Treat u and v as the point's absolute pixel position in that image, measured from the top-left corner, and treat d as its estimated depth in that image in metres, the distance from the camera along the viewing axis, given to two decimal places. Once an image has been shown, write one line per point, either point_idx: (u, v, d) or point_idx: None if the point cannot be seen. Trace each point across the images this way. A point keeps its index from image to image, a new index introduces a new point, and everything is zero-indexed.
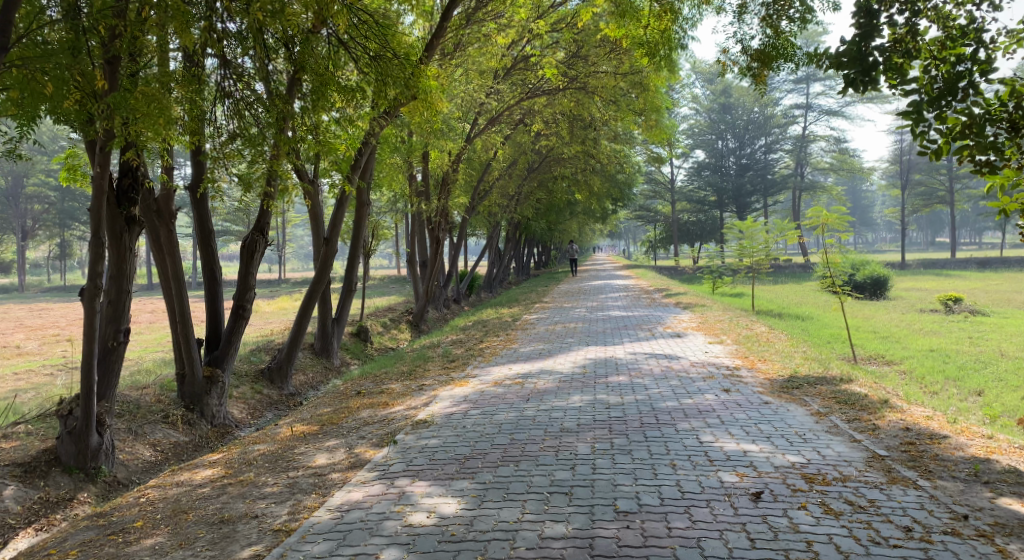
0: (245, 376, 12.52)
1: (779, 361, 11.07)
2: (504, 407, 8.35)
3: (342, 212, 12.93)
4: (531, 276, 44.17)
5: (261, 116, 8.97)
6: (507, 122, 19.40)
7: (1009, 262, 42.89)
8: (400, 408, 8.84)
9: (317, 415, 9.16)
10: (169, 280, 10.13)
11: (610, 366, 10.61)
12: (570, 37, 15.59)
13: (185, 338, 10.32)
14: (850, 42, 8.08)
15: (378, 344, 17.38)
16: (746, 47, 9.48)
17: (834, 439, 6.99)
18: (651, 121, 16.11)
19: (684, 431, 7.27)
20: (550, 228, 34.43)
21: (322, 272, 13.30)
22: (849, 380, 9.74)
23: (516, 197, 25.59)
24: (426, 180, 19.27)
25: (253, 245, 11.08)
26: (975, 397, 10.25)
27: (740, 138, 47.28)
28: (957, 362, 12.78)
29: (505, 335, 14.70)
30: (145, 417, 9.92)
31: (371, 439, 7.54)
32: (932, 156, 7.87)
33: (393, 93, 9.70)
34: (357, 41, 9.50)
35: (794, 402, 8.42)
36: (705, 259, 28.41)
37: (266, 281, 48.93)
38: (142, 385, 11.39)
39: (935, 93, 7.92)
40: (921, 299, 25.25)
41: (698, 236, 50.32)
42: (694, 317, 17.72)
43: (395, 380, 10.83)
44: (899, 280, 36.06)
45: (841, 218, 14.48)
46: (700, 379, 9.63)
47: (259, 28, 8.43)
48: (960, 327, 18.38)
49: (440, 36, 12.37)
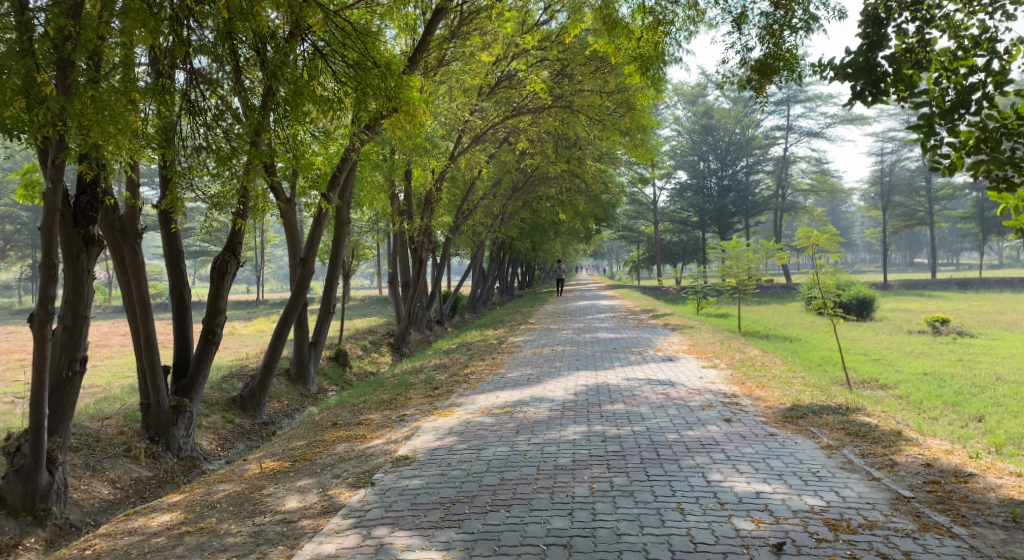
0: (216, 404, 11.86)
1: (778, 388, 10.52)
2: (493, 440, 7.76)
3: (320, 231, 12.33)
4: (515, 296, 43.60)
5: (231, 134, 8.35)
6: (491, 140, 18.96)
7: (990, 282, 42.82)
8: (379, 441, 8.22)
9: (289, 450, 8.52)
10: (133, 304, 9.49)
11: (602, 393, 10.03)
12: (556, 55, 15.08)
13: (151, 365, 9.66)
14: (858, 52, 7.57)
15: (357, 368, 16.73)
16: (746, 58, 9.03)
17: (851, 477, 6.46)
18: (637, 140, 15.44)
19: (688, 467, 6.72)
20: (533, 248, 33.89)
21: (298, 293, 12.68)
22: (853, 408, 9.22)
23: (500, 217, 25.06)
24: (409, 199, 18.74)
25: (224, 266, 10.42)
26: (979, 423, 9.77)
27: (722, 159, 46.72)
28: (955, 385, 12.32)
29: (491, 359, 14.09)
30: (105, 451, 9.26)
31: (347, 478, 6.92)
32: (945, 172, 7.36)
33: (374, 106, 9.14)
34: (336, 52, 8.96)
35: (802, 434, 7.88)
36: (690, 278, 27.98)
37: (244, 303, 47.98)
38: (105, 415, 10.68)
39: (948, 106, 7.42)
40: (907, 320, 24.87)
41: (681, 256, 50.72)
42: (683, 338, 17.21)
43: (375, 409, 10.20)
44: (884, 300, 35.78)
45: (833, 237, 13.97)
46: (699, 408, 9.07)
47: (228, 31, 7.84)
48: (951, 349, 17.97)
49: (423, 50, 11.93)
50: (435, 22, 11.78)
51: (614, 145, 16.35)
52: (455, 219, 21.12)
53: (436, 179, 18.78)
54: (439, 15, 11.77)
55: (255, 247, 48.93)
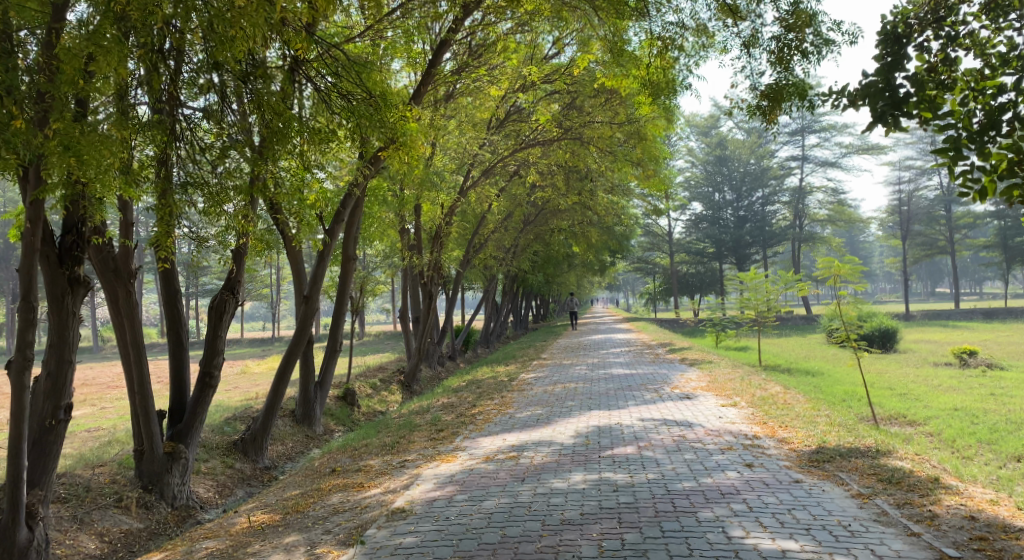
0: (215, 448, 11.41)
1: (802, 428, 9.95)
2: (496, 490, 7.26)
3: (324, 267, 11.92)
4: (529, 329, 43.09)
5: (222, 169, 8.02)
6: (502, 174, 18.60)
7: (1016, 312, 41.94)
8: (375, 491, 7.75)
9: (283, 501, 8.05)
10: (127, 347, 9.07)
11: (615, 436, 9.51)
12: (564, 87, 14.56)
13: (145, 410, 9.25)
14: (876, 73, 7.12)
15: (366, 408, 16.25)
16: (757, 83, 8.60)
17: (888, 532, 5.93)
18: (649, 171, 14.87)
19: (707, 521, 6.20)
20: (547, 281, 33.47)
21: (302, 330, 12.19)
22: (884, 451, 8.62)
23: (513, 250, 24.64)
24: (418, 235, 18.38)
25: (222, 305, 10.05)
26: (1017, 464, 9.18)
27: (737, 191, 46.57)
28: (988, 421, 11.69)
29: (500, 398, 13.53)
30: (94, 502, 8.82)
31: (338, 535, 6.47)
32: (976, 199, 6.85)
33: (371, 137, 8.62)
34: (330, 80, 8.53)
35: (830, 481, 7.33)
36: (707, 311, 27.40)
37: (260, 341, 47.79)
38: (98, 462, 10.27)
39: (977, 127, 6.93)
40: (933, 352, 24.14)
41: (698, 287, 49.31)
42: (701, 374, 16.66)
43: (377, 454, 9.71)
44: (907, 332, 34.99)
45: (854, 266, 13.41)
46: (718, 452, 8.53)
47: (216, 62, 7.51)
48: (980, 382, 17.28)
49: (429, 83, 11.55)
50: (441, 54, 11.43)
51: (626, 176, 15.86)
52: (466, 253, 20.74)
53: (447, 213, 18.43)
54: (444, 46, 11.41)
55: (270, 283, 48.73)
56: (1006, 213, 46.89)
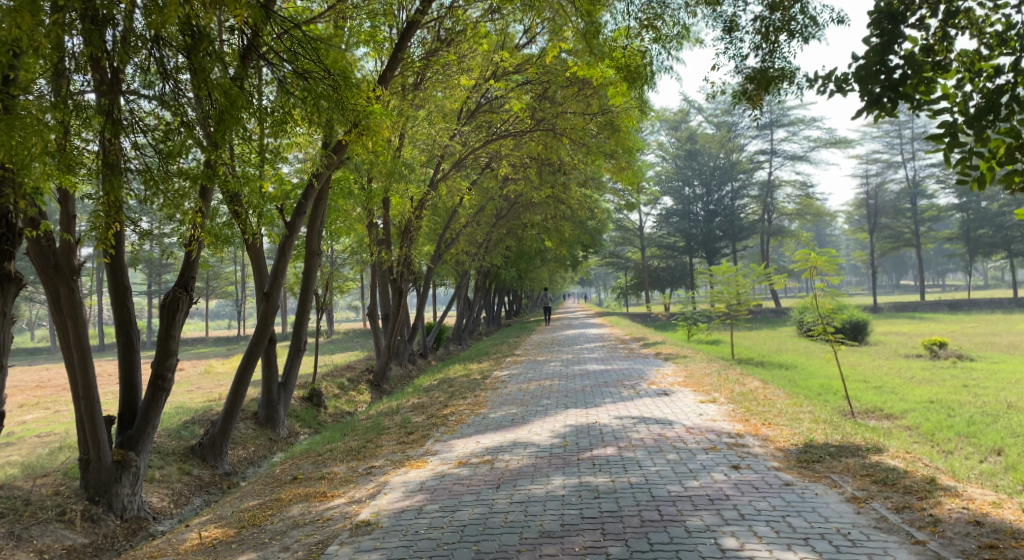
0: (171, 454, 10.80)
1: (786, 426, 9.53)
2: (469, 499, 6.77)
3: (285, 261, 11.30)
4: (500, 325, 42.54)
5: (169, 156, 7.38)
6: (473, 166, 18.06)
7: (979, 304, 42.25)
8: (340, 501, 7.24)
9: (239, 513, 7.51)
10: (70, 348, 8.44)
11: (593, 436, 9.03)
12: (535, 73, 14.05)
13: (90, 417, 8.63)
14: (868, 54, 6.57)
15: (333, 408, 15.68)
16: (741, 66, 8.13)
17: (890, 541, 5.65)
18: (623, 163, 14.42)
19: (697, 530, 5.84)
20: (519, 276, 32.98)
21: (263, 328, 11.54)
22: (873, 448, 8.23)
23: (485, 245, 24.09)
24: (386, 228, 17.74)
25: (175, 303, 9.31)
26: (999, 457, 8.90)
27: (707, 185, 46.27)
28: (966, 413, 11.39)
29: (472, 397, 12.99)
30: (34, 516, 8.24)
31: (296, 552, 5.99)
32: (975, 187, 6.42)
33: (329, 120, 7.99)
34: (285, 58, 7.86)
35: (822, 483, 6.93)
36: (678, 304, 27.06)
37: (225, 340, 46.67)
38: (43, 471, 9.63)
39: (975, 111, 6.42)
40: (902, 344, 24.00)
41: (668, 282, 49.54)
42: (677, 369, 16.29)
43: (342, 460, 9.19)
44: (876, 324, 35.04)
45: (831, 259, 12.95)
46: (702, 452, 8.09)
47: (159, 34, 6.91)
48: (952, 374, 17.10)
49: (394, 69, 10.96)
50: (407, 37, 10.81)
51: (599, 169, 15.34)
52: (436, 249, 20.11)
53: (416, 207, 17.84)
54: (409, 29, 10.79)
55: (234, 279, 47.84)
56: (971, 205, 47.01)
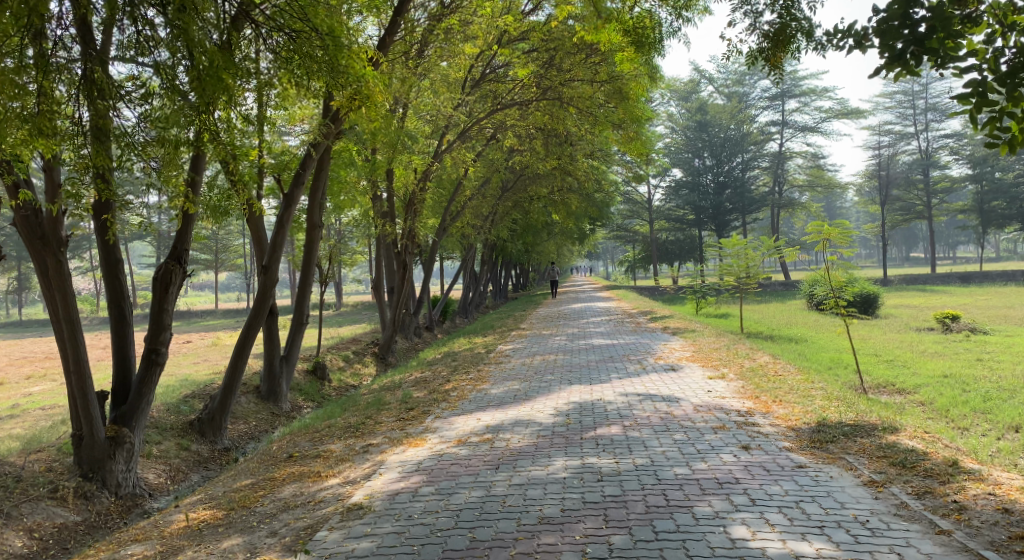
0: (169, 429, 10.55)
1: (798, 403, 9.19)
2: (467, 480, 6.50)
3: (284, 233, 10.94)
4: (507, 298, 42.26)
5: (154, 119, 7.05)
6: (478, 138, 17.56)
7: (992, 277, 41.64)
8: (334, 481, 6.98)
9: (231, 492, 7.28)
10: (60, 321, 8.19)
11: (598, 414, 8.72)
12: (540, 37, 13.57)
13: (82, 392, 8.36)
14: (892, 4, 6.15)
15: (337, 382, 15.44)
16: (756, 24, 7.73)
17: (912, 531, 5.38)
18: (631, 133, 13.92)
19: (706, 518, 5.56)
20: (527, 249, 32.62)
21: (264, 299, 11.20)
22: (890, 428, 7.89)
23: (491, 218, 23.68)
24: (390, 200, 17.32)
25: (167, 276, 9.01)
26: (1017, 435, 8.57)
27: (717, 155, 45.25)
28: (981, 388, 11.03)
29: (475, 372, 12.71)
30: (25, 493, 8.03)
31: (283, 538, 5.74)
32: (1004, 150, 6.03)
33: (317, 85, 7.57)
34: (277, 20, 7.54)
35: (837, 465, 6.63)
36: (687, 278, 26.64)
37: (233, 312, 46.48)
38: (38, 446, 9.43)
39: (1007, 69, 5.99)
40: (913, 317, 23.56)
41: (678, 254, 49.60)
42: (685, 343, 15.94)
43: (339, 437, 8.93)
44: (888, 296, 34.61)
45: (844, 230, 12.39)
46: (710, 432, 7.77)
47: None
48: (966, 347, 16.72)
49: (394, 32, 10.50)
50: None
51: (607, 138, 14.84)
52: (442, 222, 19.73)
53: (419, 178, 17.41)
54: None
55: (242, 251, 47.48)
56: (984, 176, 46.09)
